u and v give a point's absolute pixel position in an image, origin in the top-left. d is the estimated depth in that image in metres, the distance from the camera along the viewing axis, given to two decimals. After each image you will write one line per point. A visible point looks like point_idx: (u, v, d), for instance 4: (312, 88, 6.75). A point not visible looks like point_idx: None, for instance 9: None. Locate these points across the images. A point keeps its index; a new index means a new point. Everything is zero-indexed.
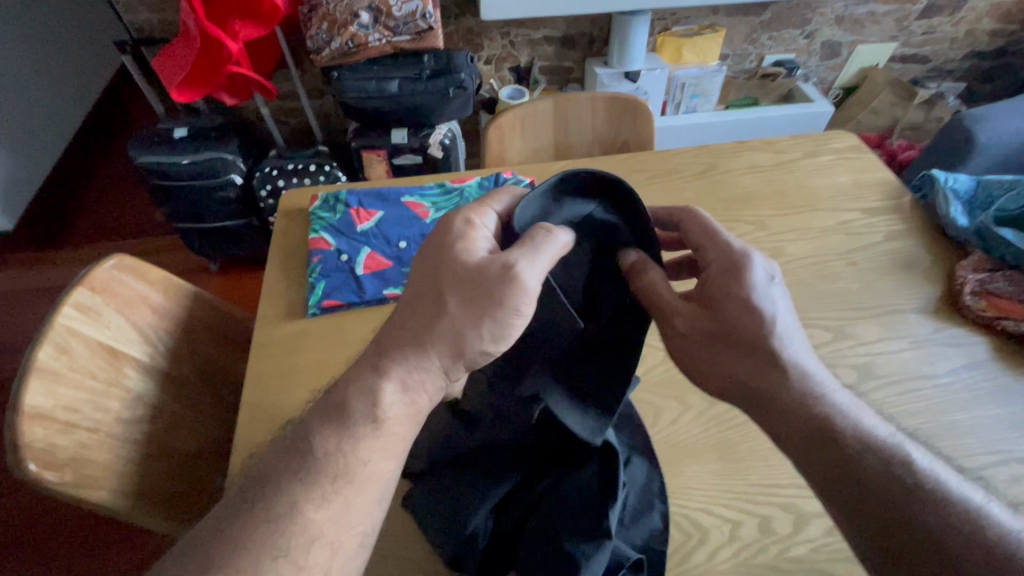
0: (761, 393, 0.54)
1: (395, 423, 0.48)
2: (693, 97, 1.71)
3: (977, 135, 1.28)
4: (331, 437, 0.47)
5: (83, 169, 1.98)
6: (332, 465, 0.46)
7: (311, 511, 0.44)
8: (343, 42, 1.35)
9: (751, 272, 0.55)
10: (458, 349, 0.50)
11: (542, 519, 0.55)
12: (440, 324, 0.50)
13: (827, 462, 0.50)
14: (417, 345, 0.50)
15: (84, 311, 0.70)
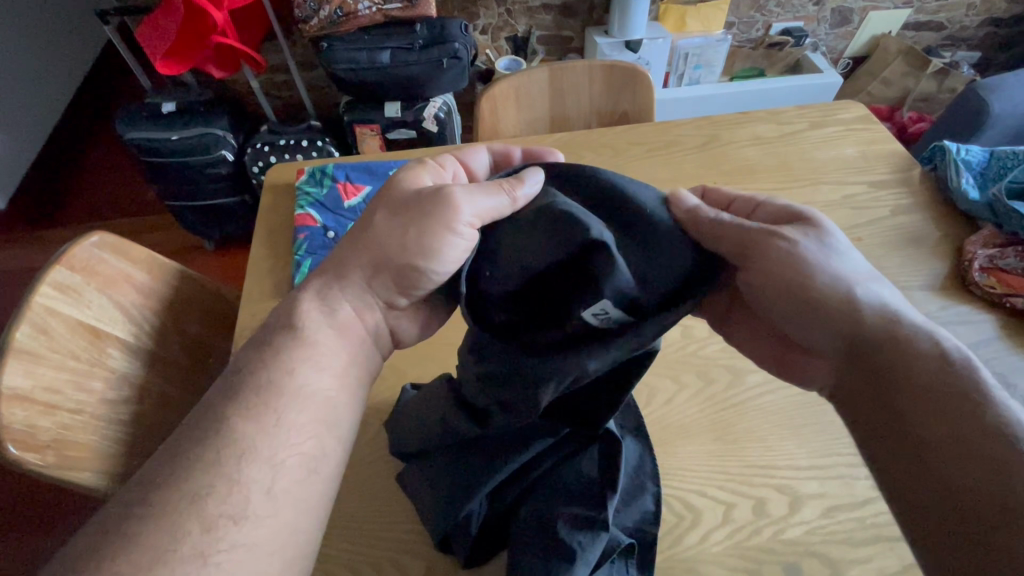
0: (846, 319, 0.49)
1: (330, 334, 0.50)
2: (697, 67, 1.65)
3: (992, 105, 1.23)
4: (258, 358, 0.47)
5: (75, 146, 1.94)
6: (259, 379, 0.45)
7: (240, 424, 0.43)
8: (332, 11, 1.31)
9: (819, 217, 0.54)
10: (392, 272, 0.52)
11: (537, 504, 0.54)
12: (382, 246, 0.52)
13: (895, 397, 0.44)
14: (365, 264, 0.53)
15: (64, 290, 0.68)
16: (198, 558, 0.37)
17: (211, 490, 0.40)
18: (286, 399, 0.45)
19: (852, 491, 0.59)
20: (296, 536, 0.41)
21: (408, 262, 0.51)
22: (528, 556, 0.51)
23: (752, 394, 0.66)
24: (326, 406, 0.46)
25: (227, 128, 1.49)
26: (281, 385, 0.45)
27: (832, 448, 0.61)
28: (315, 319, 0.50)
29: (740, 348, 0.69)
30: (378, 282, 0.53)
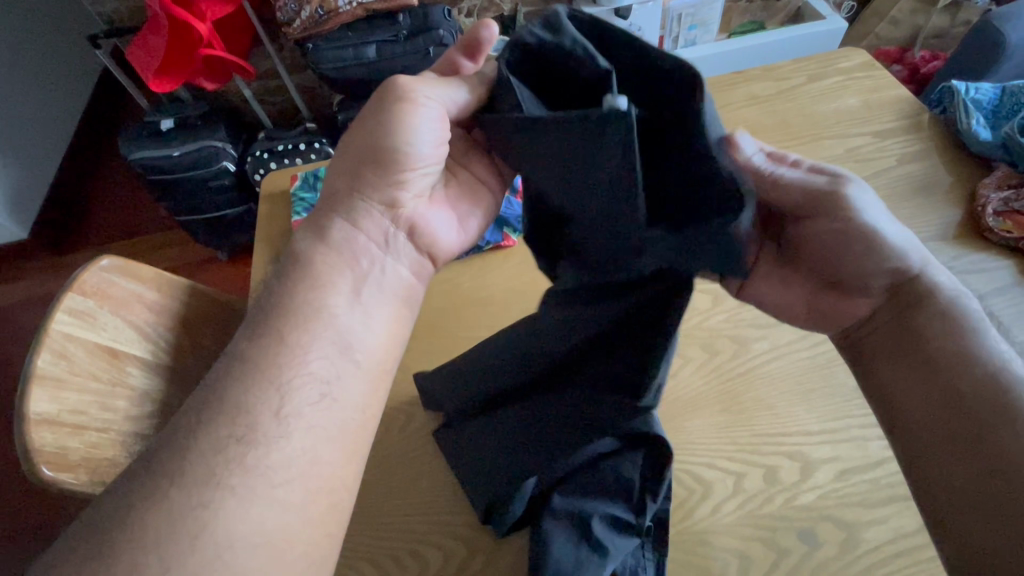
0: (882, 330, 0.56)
1: (323, 261, 0.49)
2: (692, 28, 1.60)
3: (1008, 36, 1.16)
4: (266, 283, 0.49)
5: (87, 171, 1.99)
6: (265, 304, 0.47)
7: (251, 347, 0.45)
8: (313, 11, 1.29)
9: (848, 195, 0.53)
10: (379, 172, 0.51)
11: (568, 494, 0.56)
12: (364, 156, 0.51)
13: (929, 389, 0.52)
14: (349, 182, 0.52)
15: (79, 315, 0.70)
16: (211, 481, 0.39)
17: (221, 420, 0.42)
18: (304, 323, 0.46)
19: (865, 453, 0.58)
20: (315, 462, 0.43)
21: (387, 158, 0.50)
22: (560, 549, 0.52)
23: (758, 362, 0.65)
24: (335, 329, 0.47)
25: (225, 139, 1.51)
26: (297, 306, 0.46)
27: (844, 411, 0.60)
28: (317, 243, 0.50)
29: (745, 317, 0.68)
30: (373, 187, 0.51)
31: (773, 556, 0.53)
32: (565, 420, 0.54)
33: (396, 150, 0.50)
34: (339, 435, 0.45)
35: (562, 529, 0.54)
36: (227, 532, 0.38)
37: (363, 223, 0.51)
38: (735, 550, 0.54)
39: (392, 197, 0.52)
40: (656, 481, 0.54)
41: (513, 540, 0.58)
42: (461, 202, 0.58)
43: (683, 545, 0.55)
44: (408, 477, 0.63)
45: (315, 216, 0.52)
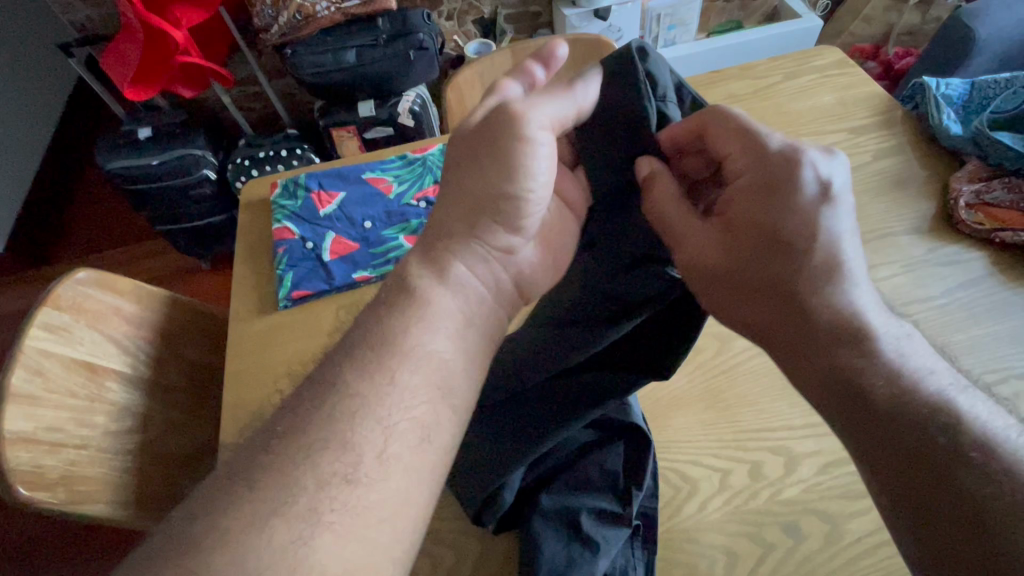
0: (792, 329, 0.45)
1: (431, 298, 0.45)
2: (671, 28, 1.61)
3: (977, 31, 1.19)
4: (375, 314, 0.44)
5: (63, 182, 1.96)
6: (373, 336, 0.42)
7: (359, 380, 0.40)
8: (290, 16, 1.30)
9: (792, 179, 0.44)
10: (486, 209, 0.47)
11: (556, 494, 0.55)
12: (470, 191, 0.47)
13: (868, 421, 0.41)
14: (452, 217, 0.48)
15: (55, 331, 0.68)
16: (311, 514, 0.35)
17: (324, 451, 0.37)
18: (413, 368, 0.41)
19: None
20: (408, 500, 0.38)
21: (494, 193, 0.46)
22: (551, 547, 0.52)
23: (741, 359, 0.65)
24: (441, 372, 0.42)
25: (205, 147, 1.49)
26: (404, 352, 0.42)
27: None
28: (431, 281, 0.46)
29: None
30: (480, 226, 0.48)
31: (759, 551, 0.54)
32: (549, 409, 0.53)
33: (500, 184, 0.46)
34: (431, 476, 0.39)
35: (551, 528, 0.53)
36: (323, 568, 0.34)
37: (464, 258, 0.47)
38: (722, 547, 0.54)
39: (496, 236, 0.48)
40: (636, 473, 0.55)
41: (501, 544, 0.58)
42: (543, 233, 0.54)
43: (671, 544, 0.55)
44: None
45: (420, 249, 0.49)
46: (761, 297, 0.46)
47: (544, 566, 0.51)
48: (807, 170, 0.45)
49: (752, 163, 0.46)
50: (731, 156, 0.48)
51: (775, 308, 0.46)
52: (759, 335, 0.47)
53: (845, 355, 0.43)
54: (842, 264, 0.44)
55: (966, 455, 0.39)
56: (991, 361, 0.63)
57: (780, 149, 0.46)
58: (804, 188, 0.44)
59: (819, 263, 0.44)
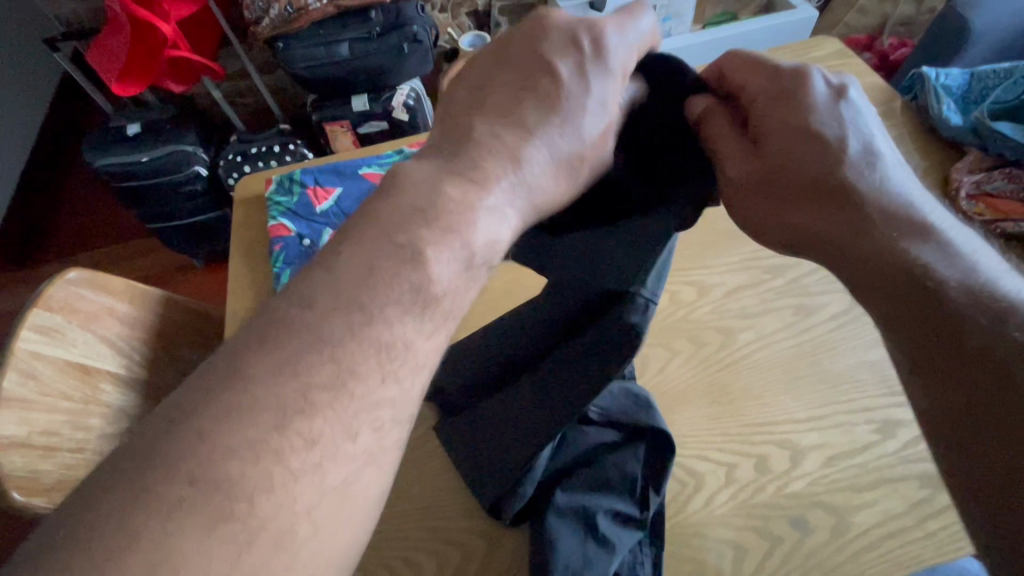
0: (834, 241, 0.40)
1: (465, 216, 0.36)
2: (666, 20, 1.60)
3: (973, 22, 1.19)
4: (386, 228, 0.35)
5: (51, 180, 1.92)
6: (385, 259, 0.34)
7: (373, 295, 0.33)
8: (281, 9, 1.26)
9: (809, 86, 0.42)
10: (537, 108, 0.39)
11: (570, 492, 0.55)
12: (540, 85, 0.40)
13: (924, 317, 0.37)
14: (502, 99, 0.40)
15: (46, 332, 0.66)
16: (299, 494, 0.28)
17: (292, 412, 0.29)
18: (450, 318, 0.36)
19: (853, 439, 0.59)
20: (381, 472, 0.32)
21: (560, 96, 0.40)
22: (567, 544, 0.52)
23: (745, 352, 0.65)
24: (456, 308, 0.36)
25: (196, 143, 1.47)
26: (442, 292, 0.35)
27: (830, 398, 0.61)
28: (468, 188, 0.37)
29: (730, 308, 0.68)
30: (526, 119, 0.39)
31: (767, 545, 0.54)
32: (552, 397, 0.51)
33: (573, 92, 0.40)
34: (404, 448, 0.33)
35: (566, 525, 0.53)
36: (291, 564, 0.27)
37: (518, 161, 0.38)
38: (729, 542, 0.54)
39: (534, 139, 0.39)
40: (657, 477, 0.54)
41: (508, 542, 0.57)
42: (564, 179, 0.40)
43: (677, 539, 0.55)
44: (399, 482, 0.62)
45: (441, 141, 0.40)
46: (806, 199, 0.41)
47: (560, 561, 0.51)
48: (817, 79, 0.43)
49: (765, 83, 0.43)
50: (744, 82, 0.44)
51: (804, 220, 0.40)
52: (795, 241, 0.41)
53: (908, 245, 0.38)
54: (877, 157, 0.41)
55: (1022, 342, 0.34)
56: None
57: (793, 71, 0.43)
58: (816, 96, 0.42)
59: (858, 164, 0.40)
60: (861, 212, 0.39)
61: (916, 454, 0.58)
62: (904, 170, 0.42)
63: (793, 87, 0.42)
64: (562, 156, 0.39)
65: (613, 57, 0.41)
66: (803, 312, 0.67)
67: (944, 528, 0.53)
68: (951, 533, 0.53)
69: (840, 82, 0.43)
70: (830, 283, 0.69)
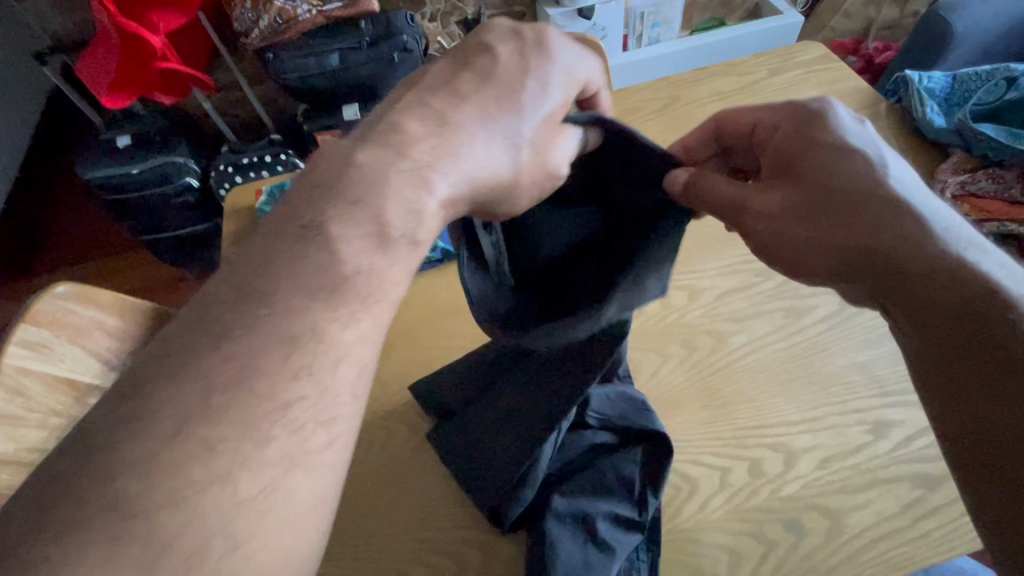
0: (869, 250, 0.43)
1: (385, 188, 0.36)
2: (654, 26, 1.61)
3: (954, 25, 1.21)
4: (319, 210, 0.36)
5: (41, 194, 1.91)
6: (312, 244, 0.34)
7: (293, 283, 0.33)
8: (271, 20, 1.27)
9: (831, 117, 0.48)
10: (474, 87, 0.42)
11: (569, 496, 0.55)
12: (488, 71, 0.42)
13: (956, 316, 0.39)
14: (445, 85, 0.42)
15: (34, 348, 0.65)
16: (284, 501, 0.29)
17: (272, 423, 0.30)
18: (370, 302, 0.35)
19: (845, 440, 0.59)
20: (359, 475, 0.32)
21: (507, 93, 0.42)
22: (568, 550, 0.51)
23: (736, 355, 0.65)
24: (376, 291, 0.35)
25: (187, 154, 1.47)
26: (352, 272, 0.34)
27: (822, 400, 0.61)
28: (391, 161, 0.37)
29: (721, 311, 0.69)
30: (459, 92, 0.41)
31: (761, 548, 0.54)
32: (541, 399, 0.54)
33: (520, 83, 0.42)
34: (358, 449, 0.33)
35: (568, 530, 0.52)
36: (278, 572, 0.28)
37: (447, 135, 0.39)
38: (724, 546, 0.54)
39: (465, 125, 0.40)
40: (655, 480, 0.54)
41: (503, 552, 0.57)
42: (506, 166, 0.41)
43: (673, 545, 0.55)
44: (393, 493, 0.61)
45: (375, 119, 0.41)
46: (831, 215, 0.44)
47: (563, 568, 0.50)
48: (836, 115, 0.48)
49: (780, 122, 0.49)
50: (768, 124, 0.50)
51: (844, 234, 0.43)
52: (843, 256, 0.44)
53: (936, 247, 0.41)
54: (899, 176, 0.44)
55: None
56: None
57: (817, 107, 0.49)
58: (842, 126, 0.47)
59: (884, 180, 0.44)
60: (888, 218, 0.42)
61: (908, 454, 0.58)
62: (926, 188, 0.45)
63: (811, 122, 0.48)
64: (500, 142, 0.41)
65: (557, 67, 0.44)
66: (793, 314, 0.67)
67: (938, 527, 0.53)
68: (946, 532, 0.53)
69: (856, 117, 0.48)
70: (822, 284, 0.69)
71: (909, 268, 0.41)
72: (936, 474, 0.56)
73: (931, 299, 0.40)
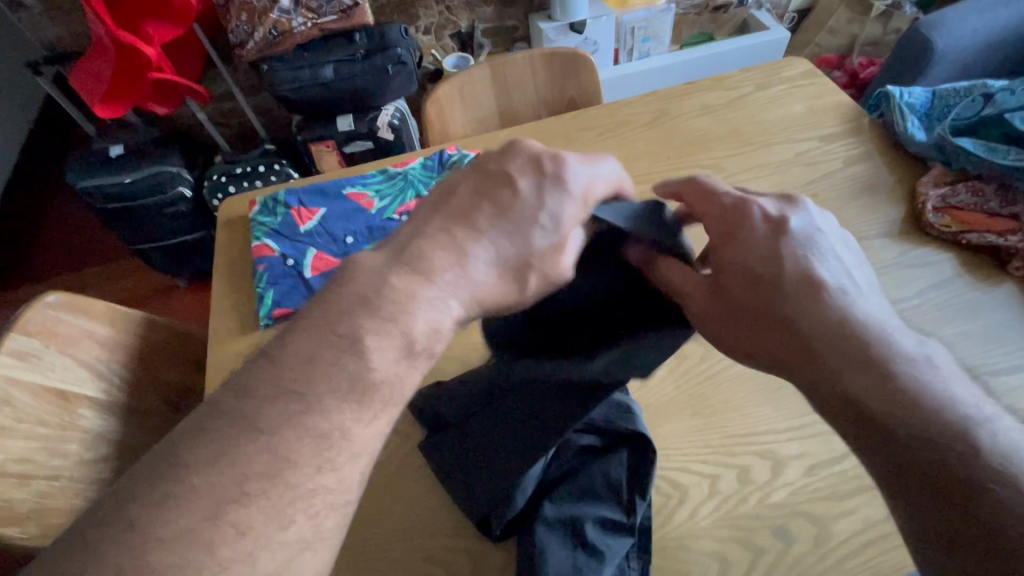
0: (779, 358, 0.43)
1: (412, 314, 0.38)
2: (645, 41, 1.64)
3: (935, 42, 1.24)
4: (355, 313, 0.37)
5: (32, 201, 1.90)
6: (321, 348, 0.35)
7: (313, 381, 0.34)
8: (266, 32, 1.28)
9: (753, 222, 0.46)
10: (496, 209, 0.44)
11: (558, 502, 0.54)
12: (505, 202, 0.44)
13: (882, 439, 0.38)
14: (465, 206, 0.44)
15: (23, 357, 0.65)
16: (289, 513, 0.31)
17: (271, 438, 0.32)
18: (389, 404, 0.36)
19: (831, 447, 0.60)
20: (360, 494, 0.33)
21: (520, 218, 0.44)
22: (556, 556, 0.51)
23: (726, 364, 0.66)
24: (396, 395, 0.37)
25: (180, 164, 1.47)
26: (379, 379, 0.36)
27: (809, 408, 0.62)
28: (414, 278, 0.39)
29: None
30: (477, 219, 0.43)
31: (750, 556, 0.54)
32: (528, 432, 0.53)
33: (530, 202, 0.44)
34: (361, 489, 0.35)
35: (556, 537, 0.53)
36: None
37: (463, 264, 0.41)
38: (713, 553, 0.55)
39: (475, 249, 0.42)
40: (641, 483, 0.55)
41: (494, 561, 0.57)
42: (507, 288, 0.43)
43: (663, 552, 0.55)
44: (385, 503, 0.61)
45: (401, 232, 0.43)
46: (765, 321, 0.44)
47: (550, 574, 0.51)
48: (757, 212, 0.47)
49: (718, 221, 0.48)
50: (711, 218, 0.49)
51: (753, 342, 0.44)
52: (753, 353, 0.45)
53: (850, 371, 0.40)
54: (821, 282, 0.43)
55: (979, 473, 0.36)
56: (961, 360, 0.65)
57: (743, 204, 0.47)
58: (758, 228, 0.46)
59: (800, 289, 0.43)
60: (852, 352, 0.40)
61: None
62: (847, 281, 0.44)
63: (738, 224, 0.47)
64: (503, 259, 0.43)
65: (575, 188, 0.46)
66: None
67: None
68: None
69: (778, 212, 0.47)
70: None
71: (812, 383, 0.41)
72: None
73: (856, 414, 0.39)
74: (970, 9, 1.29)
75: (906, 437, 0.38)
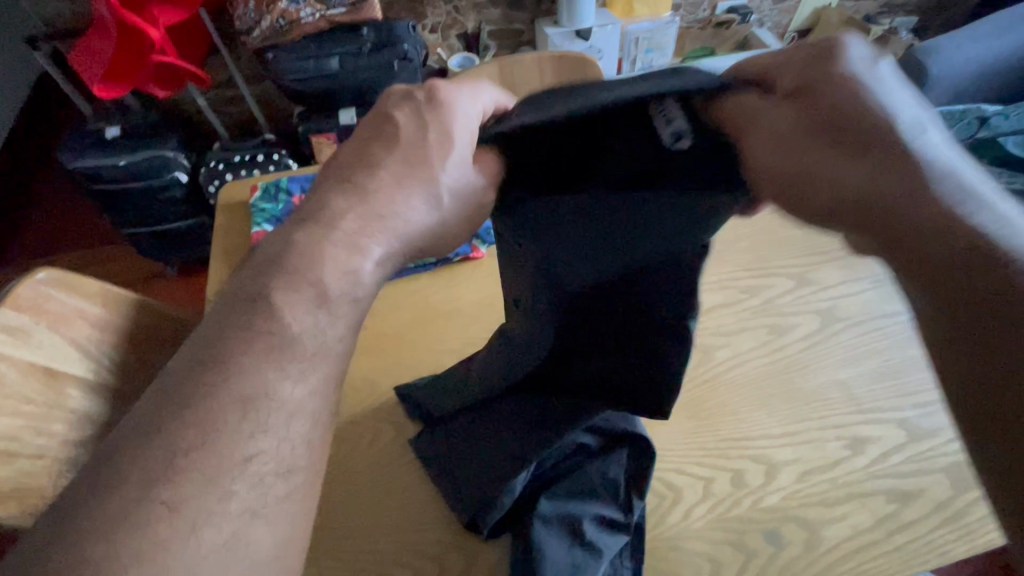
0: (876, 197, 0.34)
1: (330, 253, 0.38)
2: (648, 52, 1.67)
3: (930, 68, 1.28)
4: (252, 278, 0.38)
5: (21, 180, 1.86)
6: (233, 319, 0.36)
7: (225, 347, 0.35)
8: (273, 20, 1.28)
9: (847, 49, 0.36)
10: (395, 146, 0.43)
11: (557, 500, 0.55)
12: (395, 138, 0.43)
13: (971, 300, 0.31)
14: (357, 154, 0.43)
15: (11, 332, 0.64)
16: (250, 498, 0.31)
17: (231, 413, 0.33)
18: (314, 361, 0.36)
19: (823, 454, 0.60)
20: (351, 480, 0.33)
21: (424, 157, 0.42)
22: (555, 552, 0.52)
23: (721, 368, 0.67)
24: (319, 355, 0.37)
25: (177, 149, 1.45)
26: (297, 335, 0.36)
27: (802, 415, 0.63)
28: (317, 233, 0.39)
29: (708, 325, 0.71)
30: (374, 158, 0.42)
31: (742, 558, 0.55)
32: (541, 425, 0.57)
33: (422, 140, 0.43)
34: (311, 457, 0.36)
35: (556, 533, 0.53)
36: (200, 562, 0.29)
37: (370, 203, 0.40)
38: (704, 554, 0.55)
39: (382, 186, 0.41)
40: (639, 484, 0.56)
41: (485, 556, 0.57)
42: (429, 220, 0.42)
43: (656, 552, 0.55)
44: (379, 494, 0.61)
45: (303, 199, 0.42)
46: (851, 166, 0.34)
47: (548, 570, 0.51)
48: (851, 47, 0.37)
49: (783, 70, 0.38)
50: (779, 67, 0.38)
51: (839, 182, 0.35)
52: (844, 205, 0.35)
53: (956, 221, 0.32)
54: (920, 119, 0.35)
55: None
56: None
57: (827, 40, 0.37)
58: (853, 56, 0.36)
59: (909, 126, 0.34)
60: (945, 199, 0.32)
61: (882, 469, 0.59)
62: (952, 141, 0.35)
63: (821, 55, 0.37)
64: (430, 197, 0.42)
65: (456, 114, 0.44)
66: (776, 331, 0.69)
67: (911, 541, 0.55)
68: (919, 545, 0.55)
69: (875, 54, 0.37)
70: (801, 304, 0.71)
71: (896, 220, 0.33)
72: (908, 490, 0.58)
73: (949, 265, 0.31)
74: (964, 38, 1.33)
75: (982, 288, 0.31)
